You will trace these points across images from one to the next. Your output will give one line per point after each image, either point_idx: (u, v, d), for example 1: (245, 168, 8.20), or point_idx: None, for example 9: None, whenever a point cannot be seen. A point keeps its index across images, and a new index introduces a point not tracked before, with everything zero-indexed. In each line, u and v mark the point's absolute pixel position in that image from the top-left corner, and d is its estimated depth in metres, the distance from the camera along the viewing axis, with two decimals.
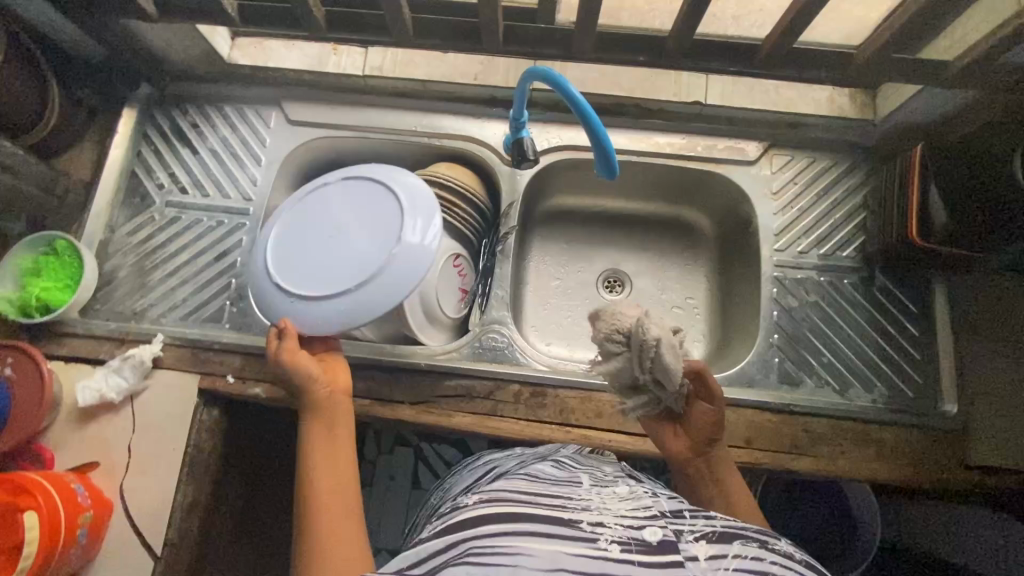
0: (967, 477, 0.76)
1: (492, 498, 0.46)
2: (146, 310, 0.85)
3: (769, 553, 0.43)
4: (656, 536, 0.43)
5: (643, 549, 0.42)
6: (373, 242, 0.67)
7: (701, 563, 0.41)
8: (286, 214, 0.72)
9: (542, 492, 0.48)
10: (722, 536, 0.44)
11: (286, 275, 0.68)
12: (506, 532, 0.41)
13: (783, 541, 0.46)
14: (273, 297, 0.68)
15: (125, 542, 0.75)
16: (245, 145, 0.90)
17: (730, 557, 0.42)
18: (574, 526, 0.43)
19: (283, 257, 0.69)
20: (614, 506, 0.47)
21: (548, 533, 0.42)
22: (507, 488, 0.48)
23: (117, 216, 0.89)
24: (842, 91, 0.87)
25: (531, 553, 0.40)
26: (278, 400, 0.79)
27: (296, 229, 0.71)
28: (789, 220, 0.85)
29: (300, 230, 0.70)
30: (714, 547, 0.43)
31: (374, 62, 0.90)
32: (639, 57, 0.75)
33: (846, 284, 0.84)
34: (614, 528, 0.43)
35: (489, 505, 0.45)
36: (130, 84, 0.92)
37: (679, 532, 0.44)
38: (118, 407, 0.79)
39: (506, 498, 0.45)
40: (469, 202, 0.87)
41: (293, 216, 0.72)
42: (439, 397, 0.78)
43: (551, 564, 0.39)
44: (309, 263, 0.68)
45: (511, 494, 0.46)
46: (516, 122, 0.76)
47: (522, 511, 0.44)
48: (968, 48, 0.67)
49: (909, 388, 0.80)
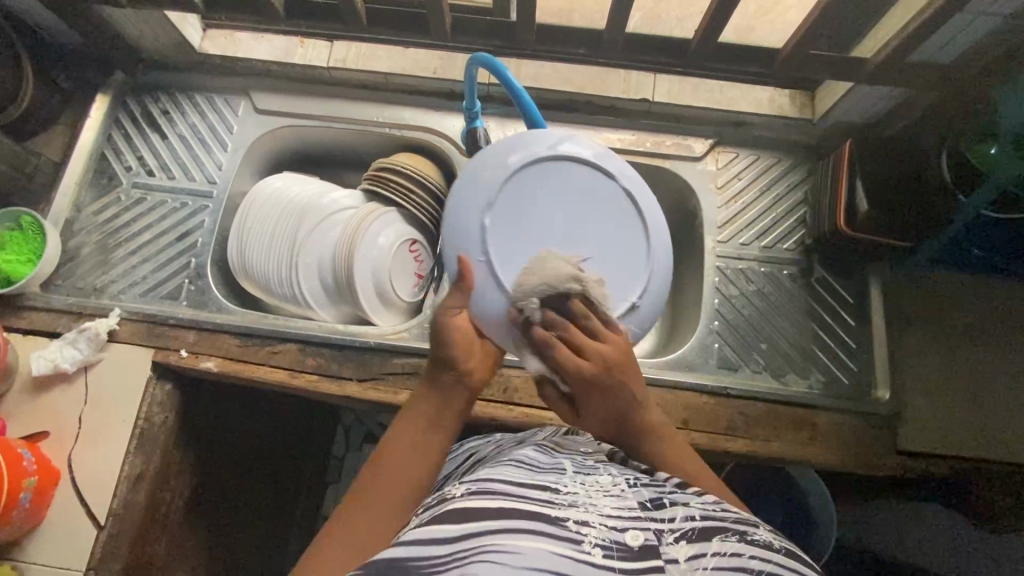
0: (901, 463, 0.76)
1: (478, 490, 0.43)
2: (107, 286, 0.87)
3: (748, 547, 0.40)
4: (638, 540, 0.40)
5: (627, 555, 0.39)
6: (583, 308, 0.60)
7: (681, 565, 0.39)
8: (582, 184, 0.61)
9: (526, 482, 0.45)
10: (702, 533, 0.41)
11: (503, 221, 0.59)
12: (493, 531, 0.38)
13: (762, 528, 0.44)
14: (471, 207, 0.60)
15: (69, 510, 0.76)
16: (212, 132, 0.94)
17: (709, 554, 0.40)
18: (559, 524, 0.40)
19: (503, 219, 0.59)
20: (599, 502, 0.44)
21: (535, 530, 0.39)
22: (495, 478, 0.45)
23: (84, 196, 0.91)
24: (783, 92, 0.91)
25: (519, 552, 0.37)
26: (231, 374, 0.80)
27: (556, 193, 0.60)
28: (731, 213, 0.89)
29: (564, 209, 0.60)
30: (695, 546, 0.40)
31: (339, 54, 0.94)
32: (582, 50, 0.82)
33: (786, 275, 0.87)
34: (598, 529, 0.40)
35: (477, 498, 0.41)
36: (103, 71, 0.96)
37: (659, 530, 0.41)
38: (71, 378, 0.81)
39: (493, 491, 0.42)
40: (425, 188, 0.90)
41: (557, 182, 0.61)
42: (386, 374, 0.80)
43: (536, 564, 0.36)
44: (524, 241, 0.59)
45: (499, 487, 0.43)
46: (470, 113, 0.79)
47: (508, 506, 0.40)
48: (888, 45, 0.71)
49: (844, 376, 0.82)
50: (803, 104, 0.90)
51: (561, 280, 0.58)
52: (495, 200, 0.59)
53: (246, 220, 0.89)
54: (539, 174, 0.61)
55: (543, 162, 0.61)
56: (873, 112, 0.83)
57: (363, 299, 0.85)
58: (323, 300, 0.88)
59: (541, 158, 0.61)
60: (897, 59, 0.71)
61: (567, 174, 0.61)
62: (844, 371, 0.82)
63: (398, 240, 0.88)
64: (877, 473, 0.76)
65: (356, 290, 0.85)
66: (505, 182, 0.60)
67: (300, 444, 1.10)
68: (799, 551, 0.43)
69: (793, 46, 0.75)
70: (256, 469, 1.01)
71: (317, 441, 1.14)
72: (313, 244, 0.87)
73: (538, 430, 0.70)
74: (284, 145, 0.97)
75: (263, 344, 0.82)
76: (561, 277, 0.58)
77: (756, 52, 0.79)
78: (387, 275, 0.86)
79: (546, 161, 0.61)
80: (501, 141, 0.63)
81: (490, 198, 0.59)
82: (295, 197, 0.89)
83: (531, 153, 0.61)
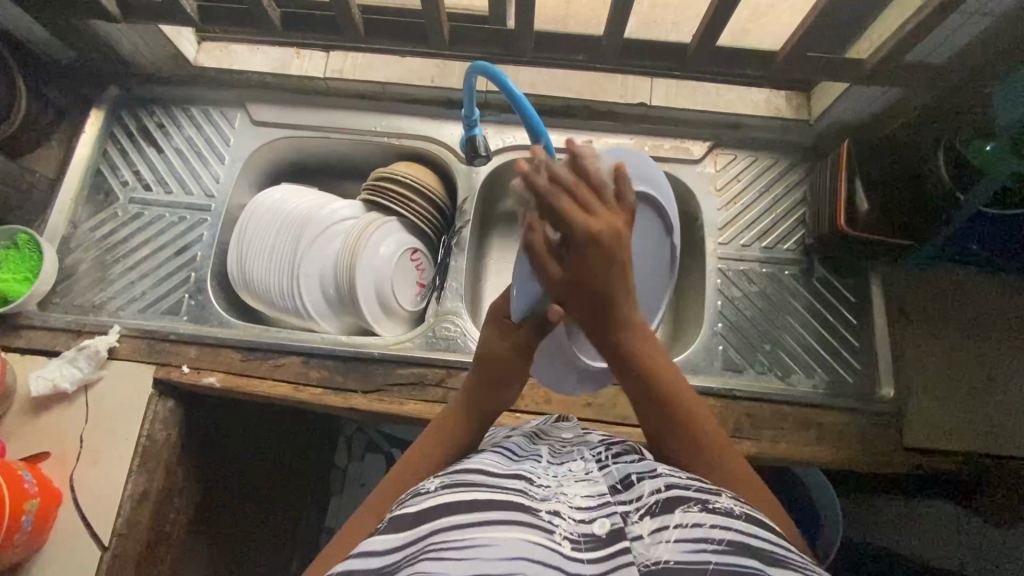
0: (906, 461, 0.77)
1: (452, 483, 0.43)
2: (105, 303, 0.86)
3: (711, 516, 0.41)
4: (606, 527, 0.40)
5: (594, 546, 0.39)
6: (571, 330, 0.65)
7: (645, 540, 0.40)
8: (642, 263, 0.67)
9: (500, 471, 0.45)
10: (665, 505, 0.42)
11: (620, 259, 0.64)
12: (459, 526, 0.38)
13: (725, 497, 0.44)
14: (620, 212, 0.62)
15: (73, 532, 0.75)
16: (209, 144, 0.93)
17: (672, 527, 0.40)
18: (532, 513, 0.40)
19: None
20: (570, 491, 0.44)
21: (505, 522, 0.39)
22: (470, 467, 0.45)
23: (81, 212, 0.91)
24: (778, 93, 0.90)
25: (493, 544, 0.37)
26: (233, 390, 0.80)
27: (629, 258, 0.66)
28: (732, 215, 0.89)
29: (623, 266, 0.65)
30: (657, 520, 0.41)
31: (336, 65, 0.92)
32: (580, 56, 0.82)
33: (787, 275, 0.87)
34: (567, 522, 0.40)
35: (449, 492, 0.41)
36: (98, 86, 0.95)
37: (625, 512, 0.42)
38: (71, 397, 0.80)
39: (465, 485, 0.42)
40: (424, 197, 0.89)
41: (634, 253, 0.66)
42: (393, 385, 0.80)
43: (509, 554, 0.37)
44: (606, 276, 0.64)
45: (472, 479, 0.43)
46: (468, 121, 0.79)
47: (478, 499, 0.40)
48: (883, 46, 0.72)
49: (848, 374, 0.82)
50: (799, 105, 0.90)
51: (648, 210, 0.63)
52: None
53: (245, 231, 0.88)
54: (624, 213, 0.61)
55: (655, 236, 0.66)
56: (869, 112, 0.83)
57: (366, 310, 0.85)
58: (325, 311, 0.87)
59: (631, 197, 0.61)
60: (893, 59, 0.72)
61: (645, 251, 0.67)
62: (848, 370, 0.82)
63: (399, 249, 0.88)
64: (886, 470, 0.76)
65: (359, 301, 0.84)
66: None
67: (303, 457, 1.08)
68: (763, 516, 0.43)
69: (789, 49, 0.76)
70: (258, 484, 0.99)
71: (319, 452, 1.12)
72: (314, 256, 0.87)
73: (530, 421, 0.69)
74: (281, 157, 0.96)
75: (265, 357, 0.82)
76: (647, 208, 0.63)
77: (752, 55, 0.80)
78: (389, 285, 0.86)
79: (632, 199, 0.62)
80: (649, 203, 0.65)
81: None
82: (294, 209, 0.88)
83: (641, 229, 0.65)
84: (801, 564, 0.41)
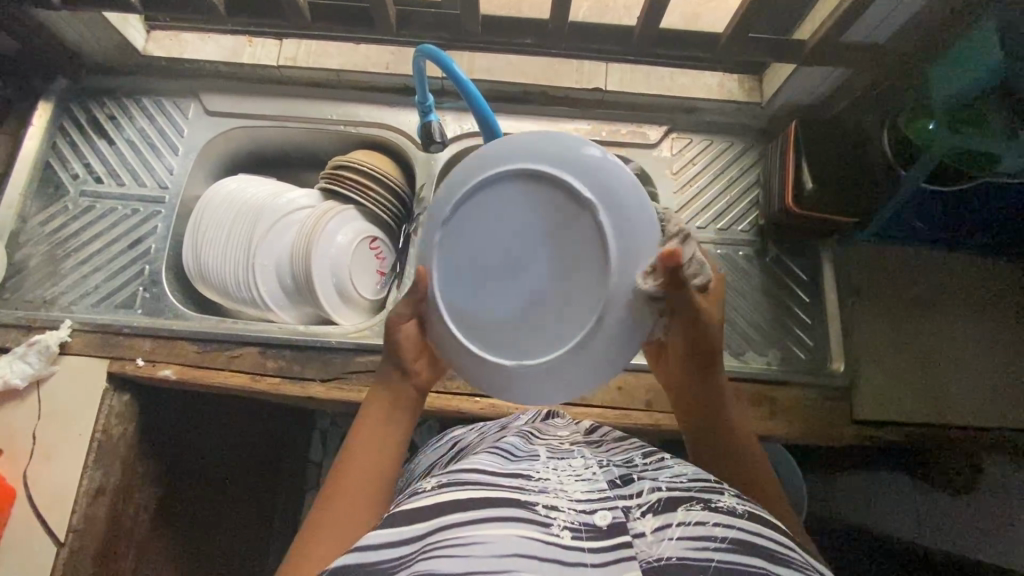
0: (855, 432, 0.78)
1: (448, 482, 0.42)
2: (57, 298, 0.84)
3: (712, 514, 0.41)
4: (606, 519, 0.40)
5: (595, 535, 0.39)
6: (474, 315, 0.52)
7: (648, 537, 0.40)
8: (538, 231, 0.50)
9: (497, 469, 0.45)
10: (667, 504, 0.42)
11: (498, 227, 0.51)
12: (456, 525, 0.38)
13: (729, 495, 0.44)
14: (472, 171, 0.53)
15: (26, 529, 0.74)
16: (163, 135, 0.92)
17: (675, 525, 0.40)
18: (529, 508, 0.40)
19: (447, 221, 0.52)
20: (569, 487, 0.44)
21: (502, 517, 0.39)
22: (467, 466, 0.44)
23: (30, 205, 0.89)
24: (731, 77, 0.91)
25: (486, 542, 0.37)
26: (190, 381, 0.79)
27: (518, 225, 0.50)
28: (686, 197, 0.90)
29: (512, 239, 0.50)
30: (661, 517, 0.41)
31: (289, 52, 0.91)
32: (529, 39, 0.83)
33: (742, 256, 0.88)
34: (567, 513, 0.41)
35: (446, 491, 0.41)
36: (44, 78, 0.92)
37: (626, 507, 0.42)
38: (22, 394, 0.78)
39: (464, 481, 0.42)
40: (383, 185, 0.89)
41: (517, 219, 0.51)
42: (349, 373, 0.80)
43: (503, 550, 0.37)
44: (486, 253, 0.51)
45: (469, 475, 0.43)
46: (423, 106, 0.77)
47: (476, 497, 0.40)
48: (823, 27, 0.74)
49: (800, 351, 0.84)
50: (752, 88, 0.91)
51: (502, 166, 0.52)
52: (452, 219, 0.52)
53: (201, 221, 0.87)
54: (512, 184, 0.51)
55: (540, 186, 0.51)
56: (818, 93, 0.85)
57: (323, 298, 0.85)
58: (283, 301, 0.87)
59: (517, 167, 0.51)
60: (833, 38, 0.73)
61: (538, 211, 0.50)
62: (801, 347, 0.84)
63: (357, 237, 0.87)
64: (836, 443, 0.78)
65: (316, 289, 0.84)
66: (469, 190, 0.52)
67: (271, 452, 1.09)
68: (767, 513, 0.43)
69: (732, 30, 0.78)
70: (223, 480, 0.99)
71: (291, 448, 1.13)
72: (269, 246, 0.86)
73: (518, 415, 0.70)
74: (238, 147, 0.95)
75: (222, 348, 0.81)
76: (502, 166, 0.52)
77: (699, 36, 0.81)
78: (348, 275, 0.86)
79: (498, 175, 0.51)
80: (506, 152, 0.52)
81: (445, 220, 0.52)
82: (251, 198, 0.88)
83: (510, 183, 0.51)
84: (807, 564, 0.40)
